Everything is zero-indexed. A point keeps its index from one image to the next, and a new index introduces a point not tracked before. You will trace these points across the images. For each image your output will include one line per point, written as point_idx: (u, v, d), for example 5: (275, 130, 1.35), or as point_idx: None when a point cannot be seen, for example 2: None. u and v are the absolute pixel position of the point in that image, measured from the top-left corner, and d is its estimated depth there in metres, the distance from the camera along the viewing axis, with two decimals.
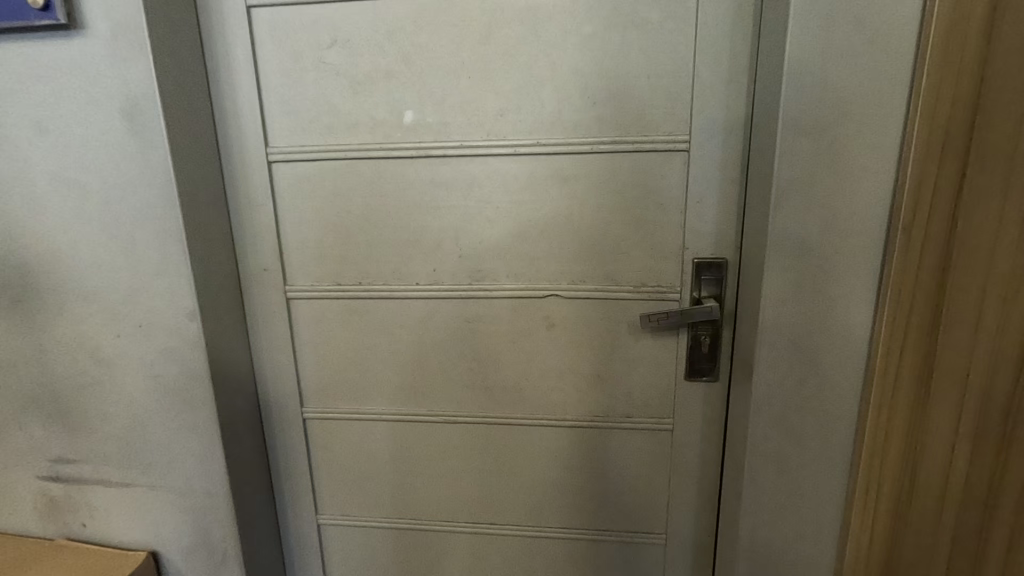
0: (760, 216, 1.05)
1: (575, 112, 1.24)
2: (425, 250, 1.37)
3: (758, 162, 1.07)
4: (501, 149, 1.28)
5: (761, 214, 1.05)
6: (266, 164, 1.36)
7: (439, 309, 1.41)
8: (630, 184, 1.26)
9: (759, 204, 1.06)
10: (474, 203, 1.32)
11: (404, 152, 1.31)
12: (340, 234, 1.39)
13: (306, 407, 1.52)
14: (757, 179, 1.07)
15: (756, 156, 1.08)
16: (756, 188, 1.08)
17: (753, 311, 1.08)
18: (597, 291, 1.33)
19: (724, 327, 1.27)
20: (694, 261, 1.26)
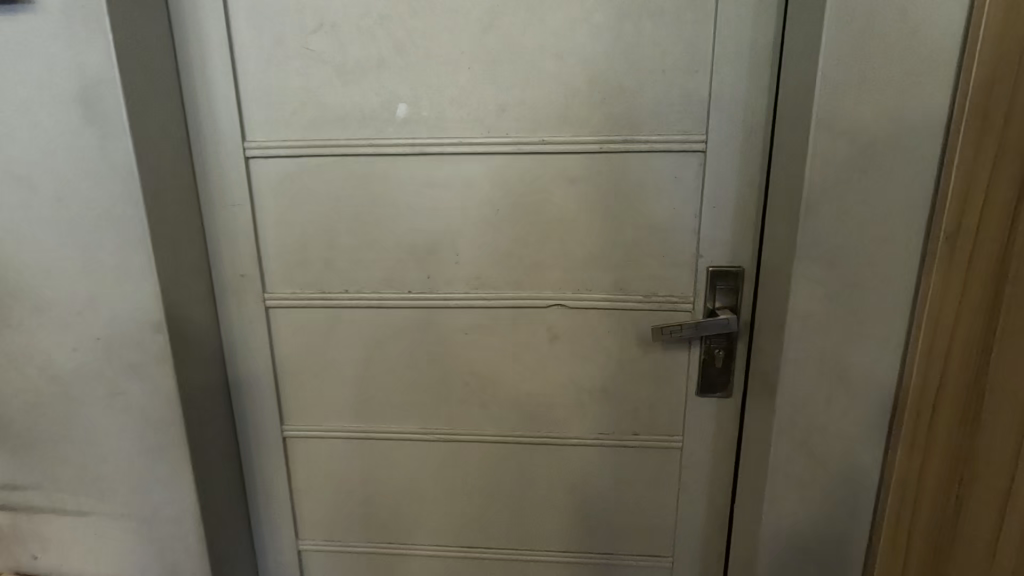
0: (785, 224, 0.98)
1: (583, 108, 1.15)
2: (418, 256, 1.26)
3: (783, 165, 1.00)
4: (502, 147, 1.18)
5: (786, 221, 0.98)
6: (242, 160, 1.23)
7: (432, 319, 1.30)
8: (641, 187, 1.17)
9: (784, 211, 0.99)
10: (473, 205, 1.22)
11: (396, 148, 1.20)
12: (325, 237, 1.27)
13: (285, 425, 1.40)
14: (782, 183, 1.00)
15: (781, 159, 1.01)
16: (780, 193, 1.01)
17: (776, 325, 1.01)
18: (604, 300, 1.24)
19: (738, 341, 1.20)
20: (709, 270, 1.18)
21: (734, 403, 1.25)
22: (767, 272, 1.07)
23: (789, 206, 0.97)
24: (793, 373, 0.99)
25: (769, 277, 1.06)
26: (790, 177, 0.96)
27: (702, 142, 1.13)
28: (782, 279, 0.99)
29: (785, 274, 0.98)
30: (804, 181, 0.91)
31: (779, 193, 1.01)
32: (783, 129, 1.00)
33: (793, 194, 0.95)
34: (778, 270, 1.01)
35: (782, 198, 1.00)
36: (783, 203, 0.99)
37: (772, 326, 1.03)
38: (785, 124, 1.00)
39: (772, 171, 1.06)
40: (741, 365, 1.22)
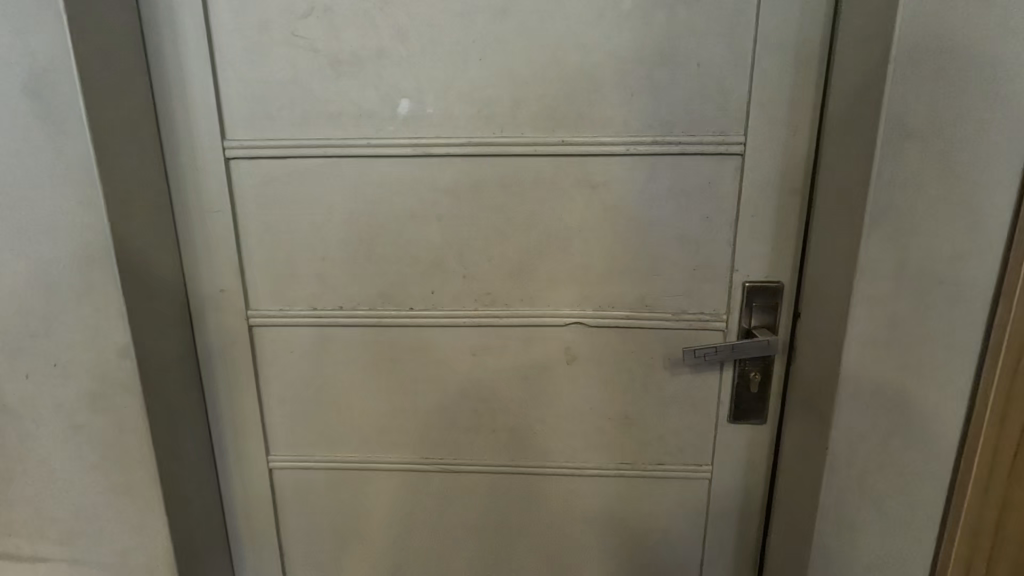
0: (841, 238, 0.87)
1: (609, 106, 1.03)
2: (422, 268, 1.13)
3: (837, 171, 0.89)
4: (517, 148, 1.06)
5: (842, 235, 0.87)
6: (223, 160, 1.09)
7: (437, 338, 1.17)
8: (672, 193, 1.06)
9: (840, 223, 0.88)
10: (483, 214, 1.10)
11: (398, 149, 1.07)
12: (317, 248, 1.14)
13: (272, 454, 1.26)
14: (838, 192, 0.89)
15: (835, 164, 0.90)
16: (835, 202, 0.90)
17: (828, 350, 0.91)
18: (628, 318, 1.12)
19: (776, 363, 1.09)
20: (746, 285, 1.07)
21: (770, 430, 1.14)
22: (815, 290, 0.96)
23: (846, 218, 0.86)
24: (848, 403, 0.89)
25: (818, 296, 0.95)
26: (848, 184, 0.86)
27: (740, 144, 1.02)
28: (836, 298, 0.88)
29: (841, 293, 0.87)
30: (868, 189, 0.81)
31: (833, 202, 0.90)
32: (837, 131, 0.90)
33: (853, 204, 0.84)
34: (830, 288, 0.90)
35: (837, 208, 0.89)
36: (839, 214, 0.89)
37: (822, 350, 0.93)
38: (840, 125, 0.89)
39: (822, 177, 0.95)
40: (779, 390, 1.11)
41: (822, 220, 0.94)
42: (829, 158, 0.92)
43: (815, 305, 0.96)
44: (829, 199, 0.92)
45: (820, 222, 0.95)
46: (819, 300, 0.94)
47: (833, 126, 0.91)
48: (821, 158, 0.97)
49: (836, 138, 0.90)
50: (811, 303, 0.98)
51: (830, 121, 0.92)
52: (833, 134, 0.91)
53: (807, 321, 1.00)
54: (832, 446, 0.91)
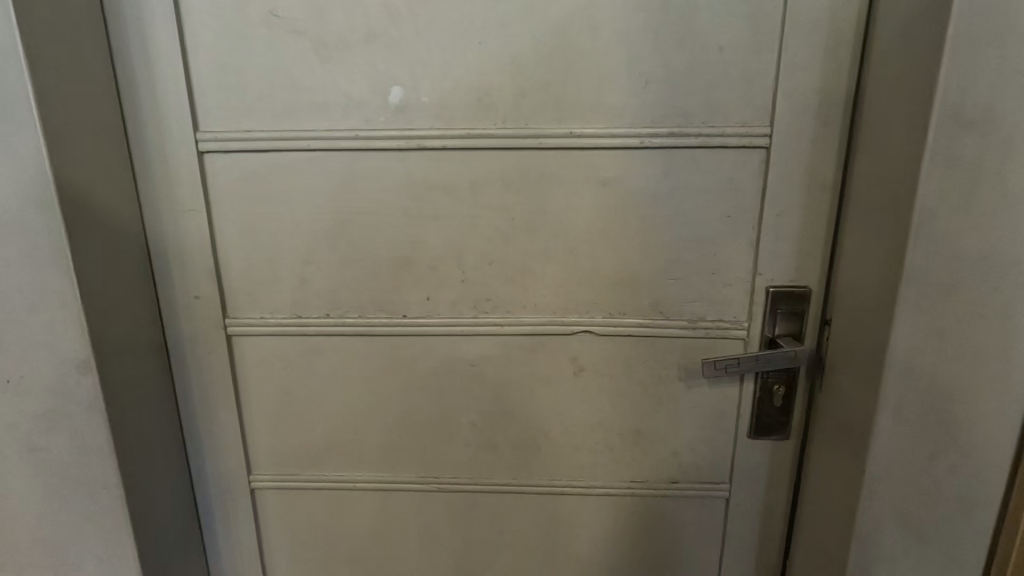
0: (885, 240, 0.79)
1: (622, 95, 0.94)
2: (416, 273, 1.04)
3: (880, 166, 0.81)
4: (520, 141, 0.96)
5: (885, 238, 0.79)
6: (196, 155, 0.99)
7: (433, 349, 1.08)
8: (690, 190, 0.97)
9: (882, 225, 0.80)
10: (484, 213, 1.00)
11: (389, 142, 0.97)
12: (301, 251, 1.04)
13: (254, 474, 1.17)
14: (880, 190, 0.81)
15: (878, 158, 0.81)
16: (877, 201, 0.81)
17: (868, 364, 0.83)
18: (642, 326, 1.03)
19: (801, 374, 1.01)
20: (770, 290, 0.98)
21: (794, 445, 1.06)
22: (851, 297, 0.88)
23: (891, 219, 0.78)
24: (889, 423, 0.81)
25: (856, 304, 0.86)
26: (895, 181, 0.77)
27: (766, 137, 0.93)
28: (879, 308, 0.80)
29: (884, 302, 0.79)
30: (919, 186, 0.73)
31: (874, 201, 0.82)
32: (881, 122, 0.81)
33: (899, 204, 0.76)
34: (871, 296, 0.82)
35: (879, 208, 0.81)
36: (881, 214, 0.80)
37: (860, 363, 0.85)
38: (885, 115, 0.80)
39: (858, 173, 0.87)
40: (804, 402, 1.03)
41: (860, 220, 0.86)
42: (869, 152, 0.84)
43: (852, 314, 0.87)
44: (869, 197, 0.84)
45: (858, 222, 0.87)
46: (856, 309, 0.86)
47: (875, 117, 0.83)
48: (856, 152, 0.89)
49: (879, 130, 0.81)
50: (845, 312, 0.90)
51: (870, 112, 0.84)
52: (874, 126, 0.83)
53: (838, 331, 0.92)
54: (871, 469, 0.83)
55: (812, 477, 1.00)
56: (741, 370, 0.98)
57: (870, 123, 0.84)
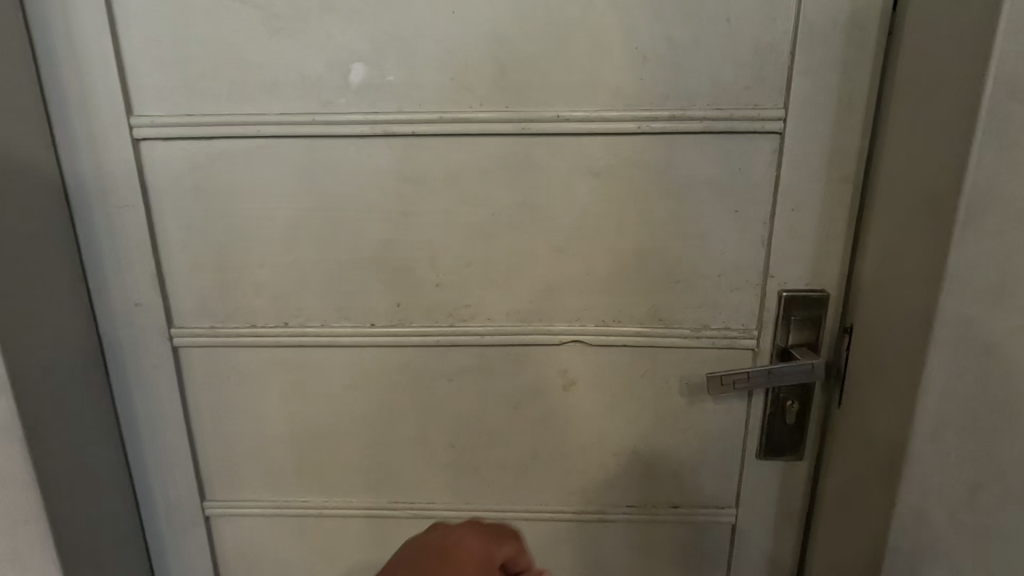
0: (919, 239, 0.69)
1: (617, 73, 0.82)
2: (385, 276, 0.92)
3: (915, 155, 0.70)
4: (501, 126, 0.84)
5: (921, 237, 0.69)
6: (131, 142, 0.87)
7: (406, 360, 0.96)
8: (693, 182, 0.86)
9: (917, 222, 0.70)
10: (461, 209, 0.89)
11: (351, 127, 0.85)
12: (255, 252, 0.92)
13: (208, 499, 1.05)
14: (915, 182, 0.70)
15: (913, 145, 0.71)
16: (912, 195, 0.71)
17: (898, 381, 0.72)
18: (639, 335, 0.92)
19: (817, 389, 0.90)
20: (783, 294, 0.87)
21: (807, 467, 0.95)
22: (879, 304, 0.77)
23: (927, 215, 0.68)
24: (924, 451, 0.71)
25: (884, 312, 0.76)
26: (933, 171, 0.67)
27: (780, 121, 0.82)
28: (913, 317, 0.70)
29: (919, 311, 0.69)
30: (965, 175, 0.62)
31: (907, 195, 0.72)
32: (917, 103, 0.71)
33: (938, 197, 0.66)
34: (904, 303, 0.72)
35: (914, 202, 0.70)
36: (916, 210, 0.70)
37: (889, 378, 0.74)
38: (922, 96, 0.70)
39: (886, 163, 0.76)
40: (819, 419, 0.93)
41: (890, 217, 0.76)
42: (902, 138, 0.73)
43: (878, 322, 0.77)
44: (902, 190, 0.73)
45: (886, 219, 0.76)
46: (884, 317, 0.76)
47: (909, 98, 0.72)
48: (882, 139, 0.78)
49: (916, 113, 0.71)
50: (869, 319, 0.79)
51: (902, 92, 0.74)
52: (908, 109, 0.72)
53: (861, 341, 0.81)
54: (901, 501, 0.73)
55: (828, 503, 0.90)
56: (752, 385, 0.87)
57: (902, 105, 0.74)
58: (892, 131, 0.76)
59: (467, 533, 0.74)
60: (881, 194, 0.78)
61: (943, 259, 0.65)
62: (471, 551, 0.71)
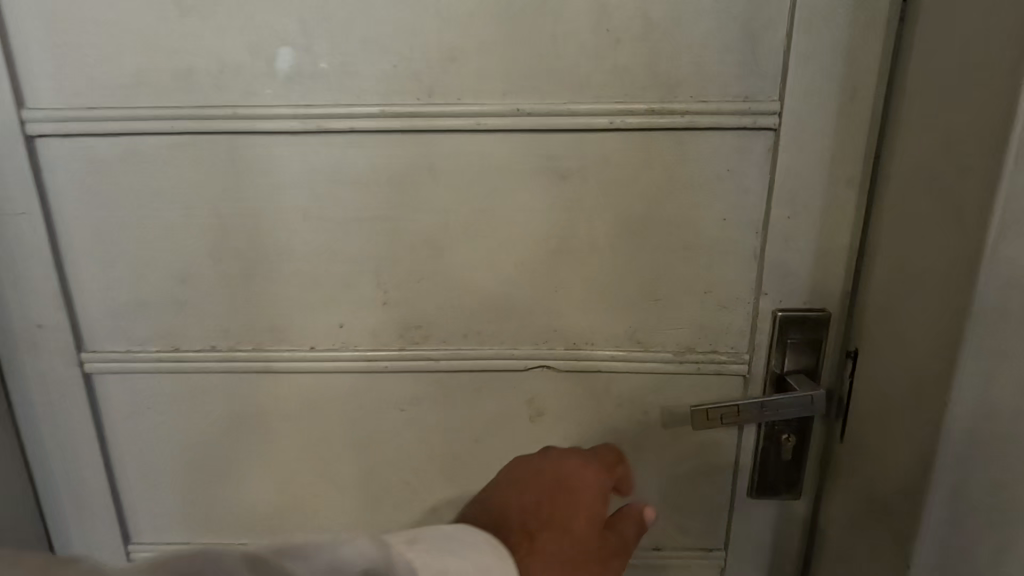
0: (940, 254, 0.59)
1: (587, 60, 0.71)
2: (325, 293, 0.81)
3: (935, 155, 0.60)
4: (453, 121, 0.73)
5: (943, 252, 0.58)
6: (24, 138, 0.75)
7: (351, 387, 0.85)
8: (675, 186, 0.75)
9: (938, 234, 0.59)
10: (411, 216, 0.77)
11: (279, 122, 0.73)
12: (174, 266, 0.80)
13: (132, 541, 0.93)
14: (935, 186, 0.60)
15: (933, 144, 0.60)
16: (931, 202, 0.60)
17: (914, 418, 0.62)
18: (616, 360, 0.81)
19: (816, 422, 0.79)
20: (778, 314, 0.77)
21: (804, 506, 0.84)
22: (890, 328, 0.67)
23: (951, 225, 0.57)
24: (944, 499, 0.61)
25: (895, 337, 0.65)
26: (959, 174, 0.56)
27: (774, 117, 0.71)
28: (932, 345, 0.59)
29: (941, 338, 0.58)
30: (998, 183, 0.52)
31: (925, 202, 0.61)
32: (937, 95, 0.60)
33: (965, 205, 0.55)
34: (921, 329, 0.61)
35: (935, 211, 0.60)
36: (937, 220, 0.59)
37: (901, 415, 0.64)
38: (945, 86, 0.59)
39: (898, 166, 0.66)
40: (819, 454, 0.82)
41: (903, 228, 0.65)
42: (917, 136, 0.63)
43: (888, 349, 0.67)
44: (918, 197, 0.62)
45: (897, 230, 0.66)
46: (895, 344, 0.65)
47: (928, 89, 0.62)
48: (892, 138, 0.68)
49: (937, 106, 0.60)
50: (877, 345, 0.69)
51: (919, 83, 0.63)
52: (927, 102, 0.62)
53: (866, 369, 0.71)
54: (918, 560, 0.63)
55: (829, 550, 0.79)
56: (743, 416, 0.76)
57: (918, 98, 0.63)
58: (904, 128, 0.65)
59: (568, 456, 0.64)
60: (891, 201, 0.67)
61: (971, 279, 0.55)
62: (584, 480, 0.61)
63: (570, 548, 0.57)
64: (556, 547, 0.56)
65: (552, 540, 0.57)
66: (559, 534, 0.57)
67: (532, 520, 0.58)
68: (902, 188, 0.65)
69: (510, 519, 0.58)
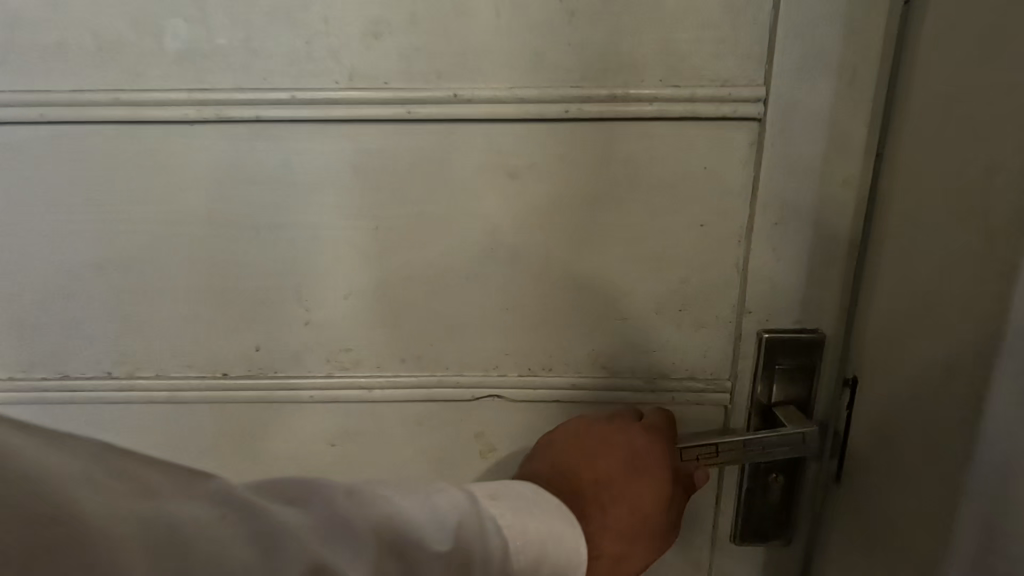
0: (957, 283, 0.48)
1: (536, 37, 0.59)
2: (237, 313, 0.69)
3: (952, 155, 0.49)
4: (379, 109, 0.61)
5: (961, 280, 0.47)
6: None
7: (272, 420, 0.73)
8: (642, 187, 0.64)
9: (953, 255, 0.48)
10: (335, 222, 0.66)
11: (170, 110, 0.61)
12: (58, 280, 0.68)
13: None
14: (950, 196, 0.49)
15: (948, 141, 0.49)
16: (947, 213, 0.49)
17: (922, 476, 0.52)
18: (577, 388, 0.70)
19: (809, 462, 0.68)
20: (763, 335, 0.66)
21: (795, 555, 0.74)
22: (893, 361, 0.56)
23: (969, 248, 0.47)
24: None
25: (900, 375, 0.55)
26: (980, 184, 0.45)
27: (758, 105, 0.60)
28: (945, 390, 0.49)
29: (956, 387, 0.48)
30: None
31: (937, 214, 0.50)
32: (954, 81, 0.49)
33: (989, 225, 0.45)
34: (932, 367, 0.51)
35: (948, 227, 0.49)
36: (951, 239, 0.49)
37: (906, 469, 0.54)
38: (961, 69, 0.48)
39: (906, 164, 0.55)
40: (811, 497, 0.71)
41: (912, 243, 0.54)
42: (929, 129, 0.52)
43: (891, 386, 0.56)
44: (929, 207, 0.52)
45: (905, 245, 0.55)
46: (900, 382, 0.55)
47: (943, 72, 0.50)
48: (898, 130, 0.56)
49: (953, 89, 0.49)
50: (880, 380, 0.58)
51: (931, 64, 0.52)
52: (940, 86, 0.50)
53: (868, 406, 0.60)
54: None
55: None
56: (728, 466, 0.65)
57: (930, 81, 0.52)
58: (914, 120, 0.54)
59: (637, 429, 0.65)
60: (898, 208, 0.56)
61: (992, 319, 0.44)
62: (654, 459, 0.63)
63: (635, 514, 0.62)
64: (616, 516, 0.61)
65: (613, 509, 0.62)
66: (620, 505, 0.62)
67: (602, 494, 0.62)
68: (911, 193, 0.54)
69: (579, 491, 0.61)
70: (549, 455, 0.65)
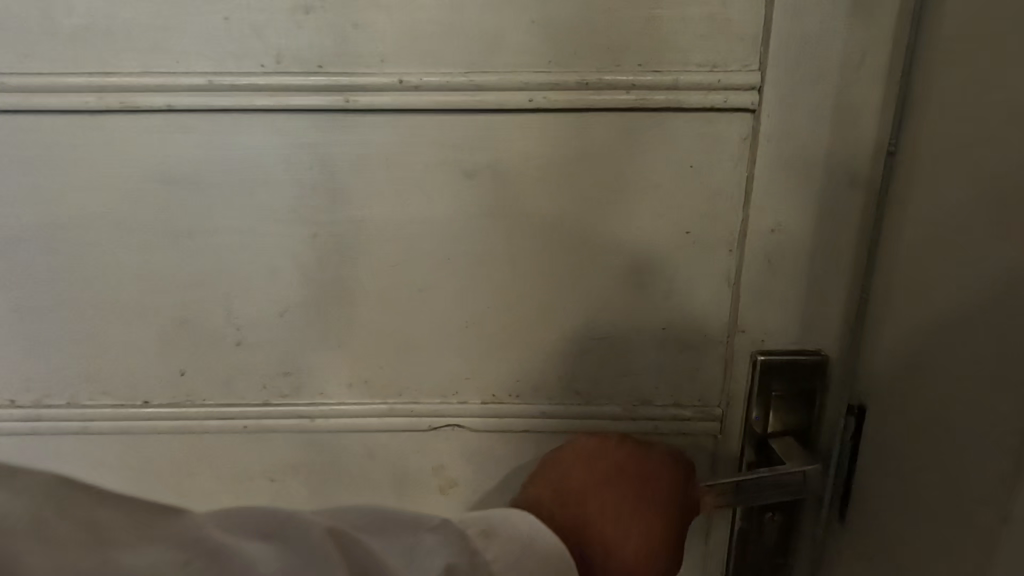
0: (1004, 315, 0.41)
1: (494, 13, 0.51)
2: (158, 333, 0.60)
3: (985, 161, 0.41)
4: (312, 98, 0.53)
5: (1009, 311, 0.40)
6: None
7: (202, 453, 0.64)
8: (619, 189, 0.56)
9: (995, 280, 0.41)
10: (267, 229, 0.57)
11: (68, 98, 0.52)
12: None
13: None
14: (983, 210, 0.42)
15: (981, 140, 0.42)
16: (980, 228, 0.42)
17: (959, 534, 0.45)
18: (548, 416, 0.62)
19: (810, 502, 0.60)
20: (758, 358, 0.58)
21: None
22: (914, 396, 0.48)
23: (1019, 275, 0.39)
24: None
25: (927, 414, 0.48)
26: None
27: (752, 93, 0.52)
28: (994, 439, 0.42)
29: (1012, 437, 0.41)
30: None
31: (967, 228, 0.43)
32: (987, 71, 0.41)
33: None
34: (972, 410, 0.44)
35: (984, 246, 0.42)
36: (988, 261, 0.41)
37: (937, 524, 0.47)
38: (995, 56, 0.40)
39: (925, 165, 0.47)
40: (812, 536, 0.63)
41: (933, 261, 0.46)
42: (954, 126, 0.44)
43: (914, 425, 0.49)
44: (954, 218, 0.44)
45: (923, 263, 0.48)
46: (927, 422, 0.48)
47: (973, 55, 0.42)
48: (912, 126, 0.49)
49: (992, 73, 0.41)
50: (897, 416, 0.51)
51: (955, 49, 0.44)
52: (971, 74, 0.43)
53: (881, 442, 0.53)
54: None
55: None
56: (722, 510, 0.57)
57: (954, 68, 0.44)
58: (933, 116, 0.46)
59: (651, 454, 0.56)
60: (914, 217, 0.48)
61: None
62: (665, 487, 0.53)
63: (644, 556, 0.49)
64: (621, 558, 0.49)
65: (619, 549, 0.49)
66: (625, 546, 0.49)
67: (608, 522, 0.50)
68: (929, 204, 0.47)
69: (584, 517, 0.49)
70: (549, 479, 0.53)
